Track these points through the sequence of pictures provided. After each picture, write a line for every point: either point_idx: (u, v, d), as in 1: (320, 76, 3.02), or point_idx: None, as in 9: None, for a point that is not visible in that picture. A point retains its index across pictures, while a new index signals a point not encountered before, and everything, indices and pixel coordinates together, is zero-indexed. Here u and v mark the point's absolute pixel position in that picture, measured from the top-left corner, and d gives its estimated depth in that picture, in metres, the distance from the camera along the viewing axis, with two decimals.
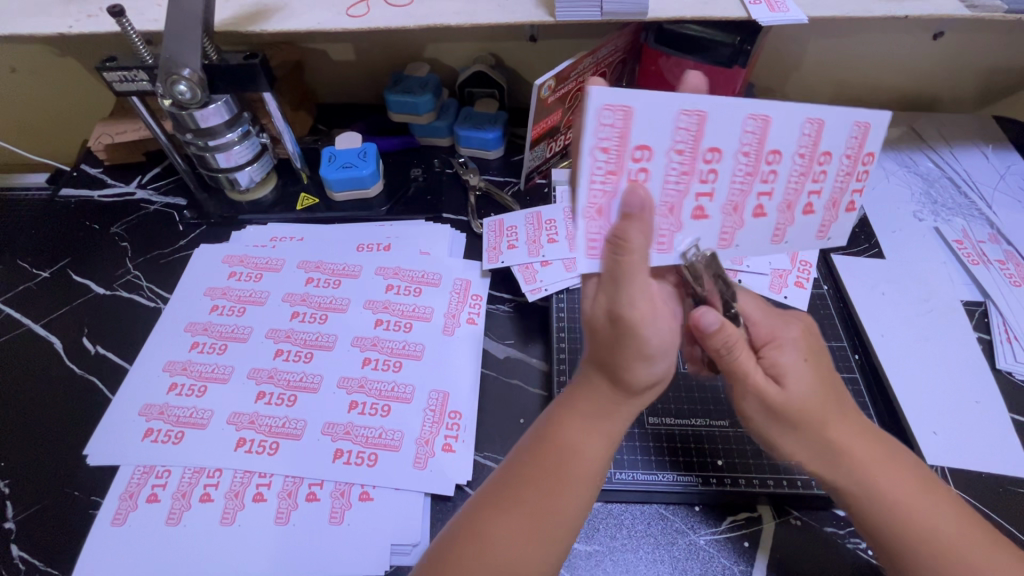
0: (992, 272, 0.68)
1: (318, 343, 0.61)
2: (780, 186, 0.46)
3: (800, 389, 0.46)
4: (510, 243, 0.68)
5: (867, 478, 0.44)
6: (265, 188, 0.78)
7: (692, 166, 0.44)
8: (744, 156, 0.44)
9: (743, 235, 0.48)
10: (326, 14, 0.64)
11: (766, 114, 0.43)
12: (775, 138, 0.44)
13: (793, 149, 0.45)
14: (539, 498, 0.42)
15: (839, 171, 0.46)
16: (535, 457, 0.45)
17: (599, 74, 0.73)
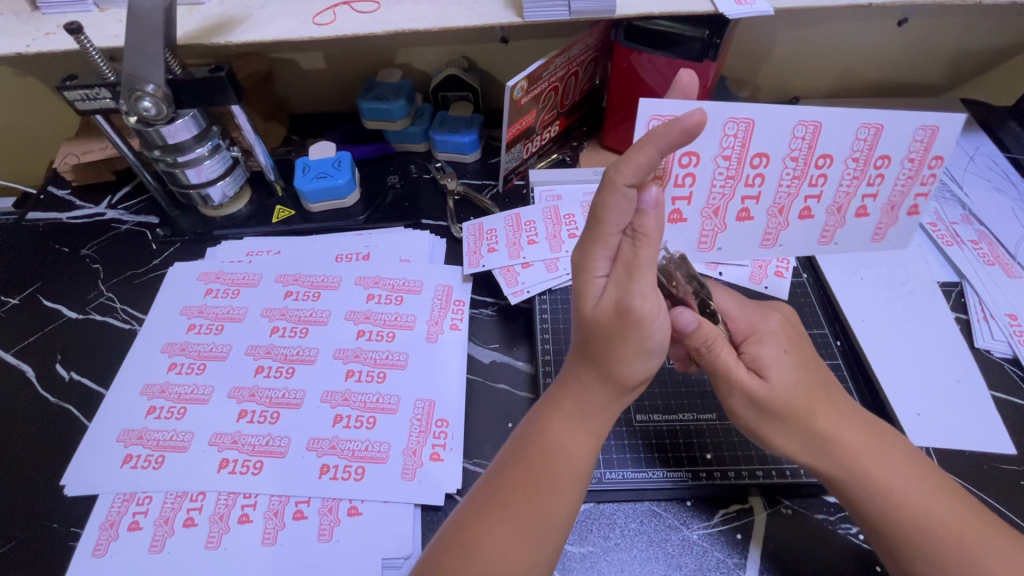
0: (966, 252, 0.69)
1: (300, 357, 0.60)
2: (829, 189, 0.51)
3: (784, 379, 0.46)
4: (490, 247, 0.67)
5: (859, 466, 0.44)
6: (239, 203, 0.77)
7: (739, 170, 0.49)
8: (791, 161, 0.49)
9: (787, 236, 0.54)
10: (292, 24, 0.63)
11: (815, 121, 0.47)
12: (823, 144, 0.48)
13: (842, 155, 0.49)
14: (529, 502, 0.41)
15: (899, 174, 0.49)
16: (521, 459, 0.43)
17: (571, 73, 0.73)
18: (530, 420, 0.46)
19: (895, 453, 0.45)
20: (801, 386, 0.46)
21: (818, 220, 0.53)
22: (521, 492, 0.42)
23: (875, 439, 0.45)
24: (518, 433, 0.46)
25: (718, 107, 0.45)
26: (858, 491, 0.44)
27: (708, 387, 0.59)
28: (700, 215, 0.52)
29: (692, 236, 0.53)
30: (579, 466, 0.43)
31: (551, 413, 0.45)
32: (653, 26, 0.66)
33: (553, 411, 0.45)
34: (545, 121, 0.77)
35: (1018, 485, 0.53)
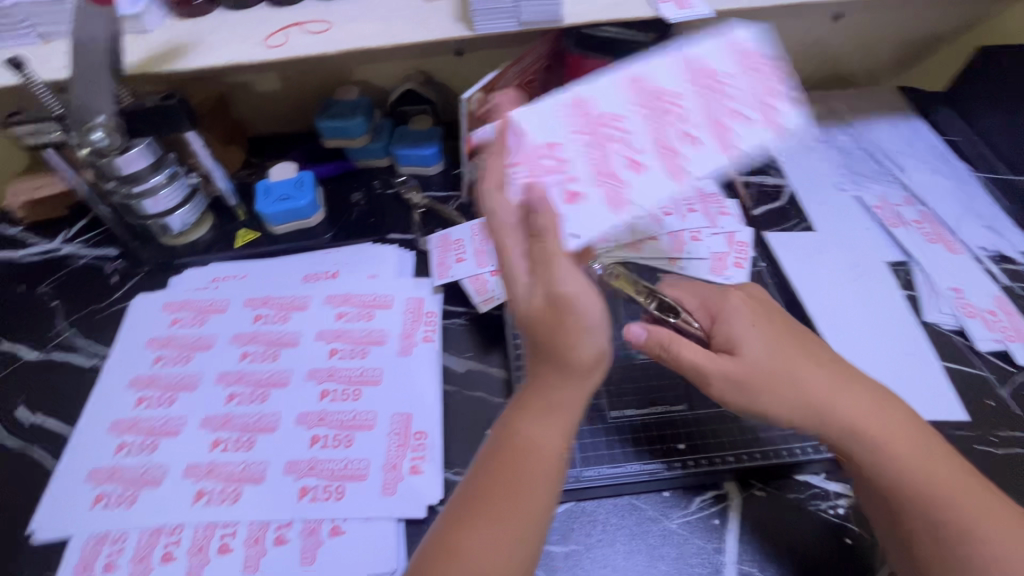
0: (910, 232, 0.73)
1: (272, 381, 0.59)
2: (692, 112, 0.54)
3: (758, 350, 0.48)
4: (457, 257, 0.68)
5: (854, 425, 0.45)
6: (201, 229, 0.76)
7: (600, 133, 0.53)
8: (642, 110, 0.54)
9: (690, 163, 0.51)
10: (242, 47, 0.63)
11: (635, 76, 0.55)
12: (656, 86, 0.55)
13: (682, 86, 0.55)
14: (506, 504, 0.42)
15: (742, 81, 0.55)
16: (496, 461, 0.44)
17: (525, 83, 0.74)
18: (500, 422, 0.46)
19: (890, 410, 0.46)
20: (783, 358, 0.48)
21: (708, 140, 0.52)
22: (498, 496, 0.42)
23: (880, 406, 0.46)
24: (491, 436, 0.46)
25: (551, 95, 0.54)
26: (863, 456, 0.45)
27: (678, 379, 0.60)
28: (592, 178, 0.51)
29: (600, 199, 0.50)
30: (553, 463, 0.44)
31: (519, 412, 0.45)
32: (599, 33, 0.69)
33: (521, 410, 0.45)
34: None
35: (974, 449, 0.56)
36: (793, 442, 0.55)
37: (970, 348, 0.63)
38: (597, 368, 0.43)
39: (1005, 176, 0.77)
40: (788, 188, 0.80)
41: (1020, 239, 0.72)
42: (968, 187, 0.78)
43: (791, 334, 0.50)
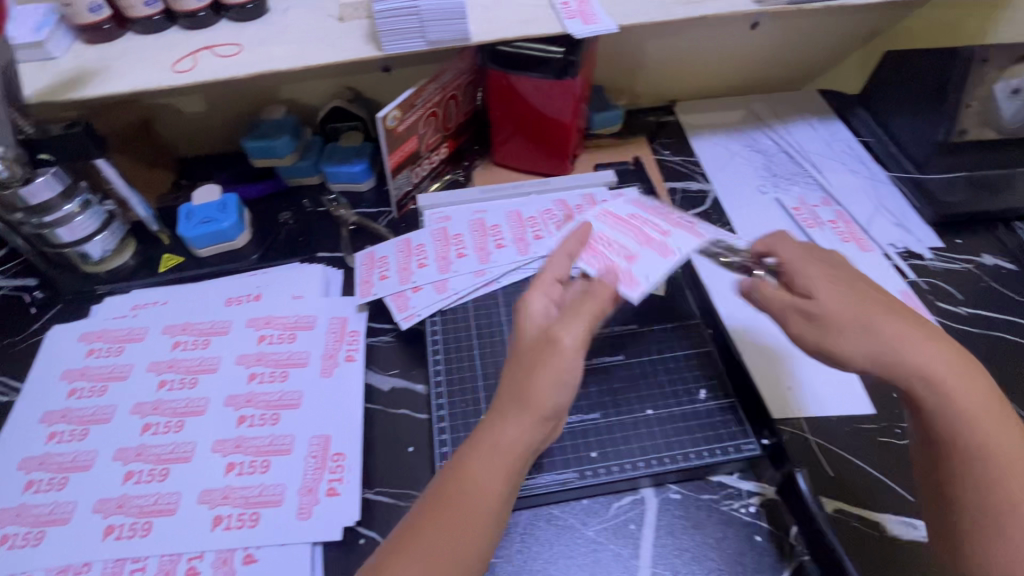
0: (826, 232, 0.76)
1: (189, 410, 0.58)
2: (528, 225, 0.71)
3: (833, 298, 0.47)
4: (382, 274, 0.68)
5: (937, 382, 0.43)
6: (123, 255, 0.74)
7: (454, 241, 0.70)
8: (483, 226, 0.71)
9: (534, 245, 0.69)
10: (150, 73, 0.63)
11: (473, 210, 0.73)
12: (489, 212, 0.73)
13: (511, 212, 0.73)
14: (440, 540, 0.40)
15: (552, 204, 0.73)
16: (438, 493, 0.42)
17: (448, 98, 0.75)
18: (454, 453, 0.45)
19: (975, 375, 0.43)
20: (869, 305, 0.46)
21: (546, 237, 0.69)
22: (432, 528, 0.41)
23: (958, 375, 0.43)
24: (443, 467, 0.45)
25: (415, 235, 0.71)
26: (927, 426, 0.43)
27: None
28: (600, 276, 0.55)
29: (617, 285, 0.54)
30: (493, 503, 0.42)
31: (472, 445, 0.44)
32: (513, 50, 0.70)
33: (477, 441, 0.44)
34: (431, 144, 0.78)
35: (878, 441, 0.58)
36: (702, 445, 0.56)
37: None
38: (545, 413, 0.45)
39: (914, 174, 0.80)
40: (712, 193, 0.82)
41: (928, 236, 0.75)
42: (881, 186, 0.81)
43: (863, 288, 0.48)
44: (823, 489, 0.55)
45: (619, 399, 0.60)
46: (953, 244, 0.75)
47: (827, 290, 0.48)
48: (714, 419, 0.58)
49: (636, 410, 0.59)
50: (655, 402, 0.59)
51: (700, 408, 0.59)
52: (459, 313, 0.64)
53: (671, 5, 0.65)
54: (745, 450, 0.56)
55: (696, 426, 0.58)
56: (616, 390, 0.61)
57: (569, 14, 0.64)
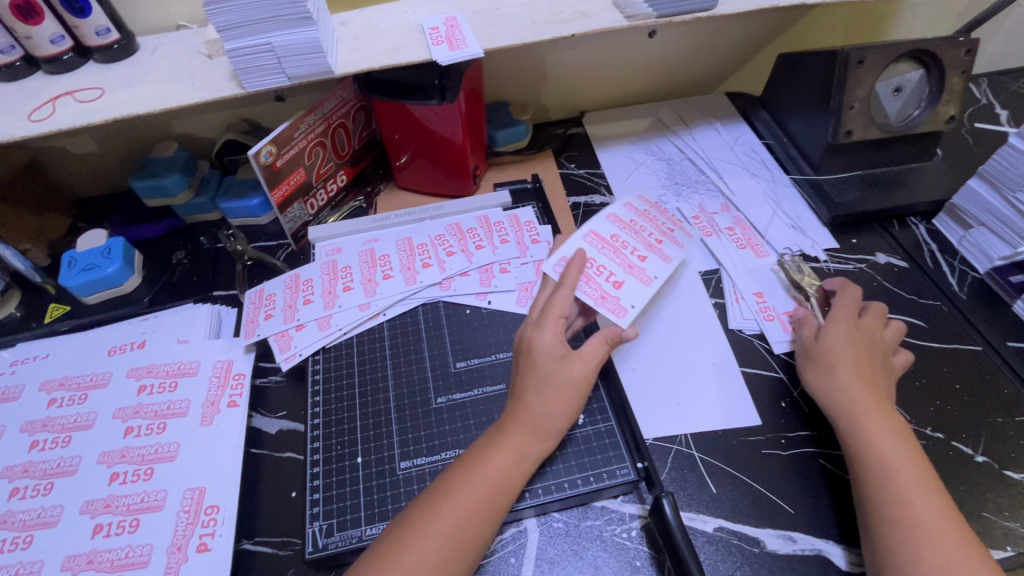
0: (723, 240, 0.76)
1: (60, 470, 0.57)
2: (421, 255, 0.70)
3: (835, 336, 0.58)
4: (267, 313, 0.67)
5: (862, 417, 0.53)
6: (9, 306, 0.73)
7: (342, 275, 0.69)
8: (373, 257, 0.70)
9: (421, 275, 0.68)
10: (6, 124, 0.61)
11: (365, 240, 0.73)
12: (380, 244, 0.72)
13: (405, 241, 0.72)
14: (460, 521, 0.46)
15: (450, 232, 0.73)
16: (456, 478, 0.49)
17: (334, 127, 0.74)
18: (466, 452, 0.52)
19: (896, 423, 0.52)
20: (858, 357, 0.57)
21: (437, 267, 0.69)
22: (452, 507, 0.47)
23: (878, 401, 0.54)
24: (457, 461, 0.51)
25: (306, 268, 0.70)
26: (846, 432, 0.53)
27: (471, 419, 0.57)
28: (594, 303, 0.59)
29: (611, 316, 0.59)
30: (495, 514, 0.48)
31: (490, 444, 0.51)
32: (385, 78, 0.70)
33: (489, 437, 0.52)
34: (324, 173, 0.77)
35: (761, 453, 0.58)
36: (577, 472, 0.55)
37: (768, 350, 0.65)
38: (551, 435, 0.52)
39: (812, 176, 0.80)
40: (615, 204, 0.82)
41: (823, 238, 0.76)
42: (781, 188, 0.82)
43: (862, 335, 0.58)
44: (707, 508, 0.55)
45: None
46: (848, 244, 0.75)
47: (833, 334, 0.58)
48: (592, 444, 0.57)
49: None
50: None
51: (579, 434, 0.57)
52: (342, 350, 0.63)
53: (539, 26, 0.65)
54: (620, 475, 0.55)
55: (574, 453, 0.56)
56: None
57: (437, 39, 0.63)
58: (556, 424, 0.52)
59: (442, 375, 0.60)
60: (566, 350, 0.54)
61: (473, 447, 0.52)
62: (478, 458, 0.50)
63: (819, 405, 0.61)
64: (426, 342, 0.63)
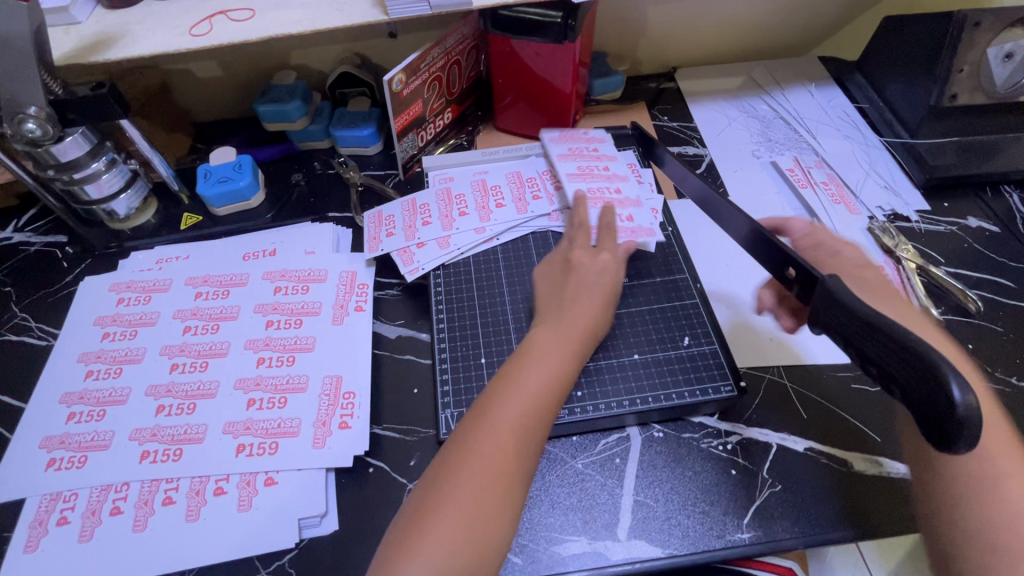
0: (818, 194, 0.78)
1: (212, 352, 0.64)
2: (525, 191, 0.75)
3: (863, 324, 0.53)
4: (389, 231, 0.72)
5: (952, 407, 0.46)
6: (147, 213, 0.79)
7: (454, 202, 0.74)
8: (482, 190, 0.75)
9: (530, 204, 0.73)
10: (169, 37, 0.66)
11: (475, 172, 0.78)
12: (490, 178, 0.77)
13: (508, 180, 0.76)
14: (551, 366, 0.51)
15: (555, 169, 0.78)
16: (523, 365, 0.51)
17: (452, 62, 0.78)
18: (527, 343, 0.53)
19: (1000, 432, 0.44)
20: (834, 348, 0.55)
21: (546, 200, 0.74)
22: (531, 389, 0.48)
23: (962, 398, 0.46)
24: (518, 350, 0.53)
25: (421, 193, 0.75)
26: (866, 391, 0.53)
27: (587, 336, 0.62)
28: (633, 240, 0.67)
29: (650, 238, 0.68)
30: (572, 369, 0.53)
31: (550, 337, 0.53)
32: (513, 13, 0.71)
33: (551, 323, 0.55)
34: (435, 108, 0.81)
35: (850, 388, 0.62)
36: (683, 386, 0.59)
37: None
38: (599, 332, 0.57)
39: (907, 139, 0.81)
40: (707, 156, 0.85)
41: (915, 199, 0.78)
42: (874, 150, 0.83)
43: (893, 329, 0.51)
44: (798, 431, 0.59)
45: (606, 342, 0.62)
46: (940, 208, 0.77)
47: None
48: (697, 363, 0.60)
49: (624, 353, 0.61)
50: (640, 346, 0.62)
51: (684, 353, 0.61)
52: (460, 268, 0.69)
53: None
54: (723, 391, 0.58)
55: (679, 369, 0.60)
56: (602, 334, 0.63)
57: None
58: (604, 324, 0.57)
59: None
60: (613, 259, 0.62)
61: (534, 339, 0.54)
62: (544, 347, 0.52)
63: None
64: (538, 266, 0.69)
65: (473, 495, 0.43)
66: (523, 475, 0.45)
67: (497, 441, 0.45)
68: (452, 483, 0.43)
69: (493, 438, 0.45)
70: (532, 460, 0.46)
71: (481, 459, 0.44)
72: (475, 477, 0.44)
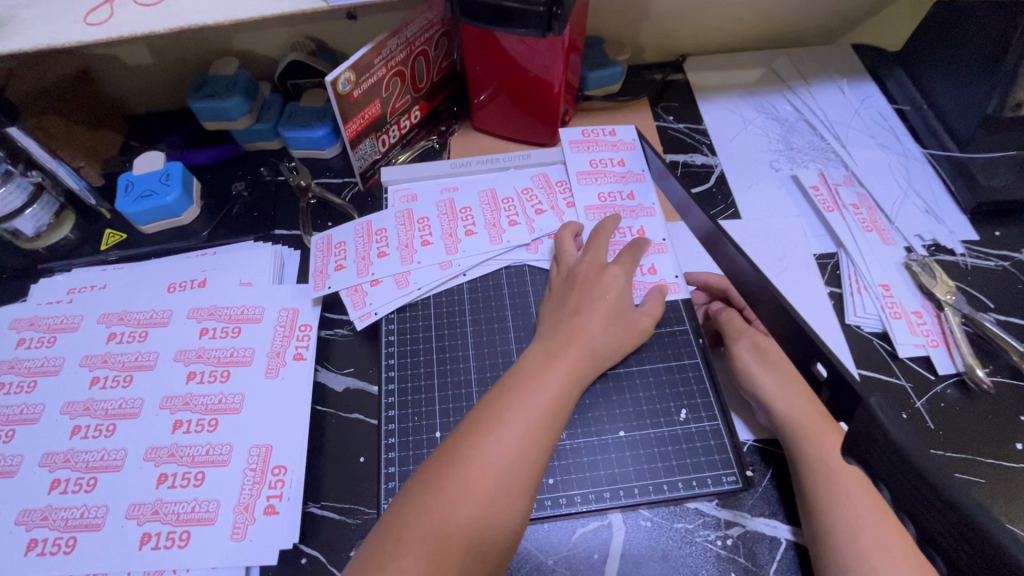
0: (846, 217, 0.66)
1: (122, 411, 0.54)
2: (500, 217, 0.64)
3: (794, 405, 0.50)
4: (338, 263, 0.61)
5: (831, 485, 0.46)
6: (64, 228, 0.69)
7: (416, 227, 0.63)
8: (446, 213, 0.64)
9: (506, 233, 0.62)
10: (60, 26, 0.54)
11: (445, 191, 0.66)
12: (459, 200, 0.65)
13: (479, 202, 0.65)
14: (551, 389, 0.45)
15: (540, 188, 0.67)
16: (524, 382, 0.45)
17: (416, 54, 0.66)
18: (516, 367, 0.47)
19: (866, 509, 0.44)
20: (794, 411, 0.49)
21: (524, 226, 0.63)
22: (514, 422, 0.42)
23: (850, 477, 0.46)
24: (508, 373, 0.47)
25: (379, 215, 0.64)
26: (805, 446, 0.48)
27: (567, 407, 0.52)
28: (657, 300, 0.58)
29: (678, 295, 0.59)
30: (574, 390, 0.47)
31: (541, 364, 0.47)
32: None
33: (555, 338, 0.49)
34: (399, 108, 0.69)
35: None
36: (678, 474, 0.50)
37: (890, 354, 0.58)
38: (605, 351, 0.51)
39: (954, 153, 0.69)
40: (718, 167, 0.73)
41: (961, 227, 0.66)
42: (912, 163, 0.71)
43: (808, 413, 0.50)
44: None
45: (586, 414, 0.52)
46: (990, 238, 0.65)
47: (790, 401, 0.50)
48: (695, 445, 0.51)
49: (607, 430, 0.52)
50: (627, 422, 0.52)
51: (680, 432, 0.51)
52: (418, 312, 0.59)
53: None
54: (725, 482, 0.49)
55: (674, 452, 0.51)
56: (582, 403, 0.53)
57: None
58: (608, 351, 0.51)
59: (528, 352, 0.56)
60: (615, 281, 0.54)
61: (524, 363, 0.47)
62: (532, 373, 0.46)
63: (949, 422, 0.54)
64: (510, 310, 0.59)
65: (433, 542, 0.37)
66: (510, 503, 0.40)
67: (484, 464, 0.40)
68: (409, 526, 0.37)
69: (482, 460, 0.40)
70: (519, 487, 0.40)
71: (447, 501, 0.38)
72: (438, 521, 0.38)
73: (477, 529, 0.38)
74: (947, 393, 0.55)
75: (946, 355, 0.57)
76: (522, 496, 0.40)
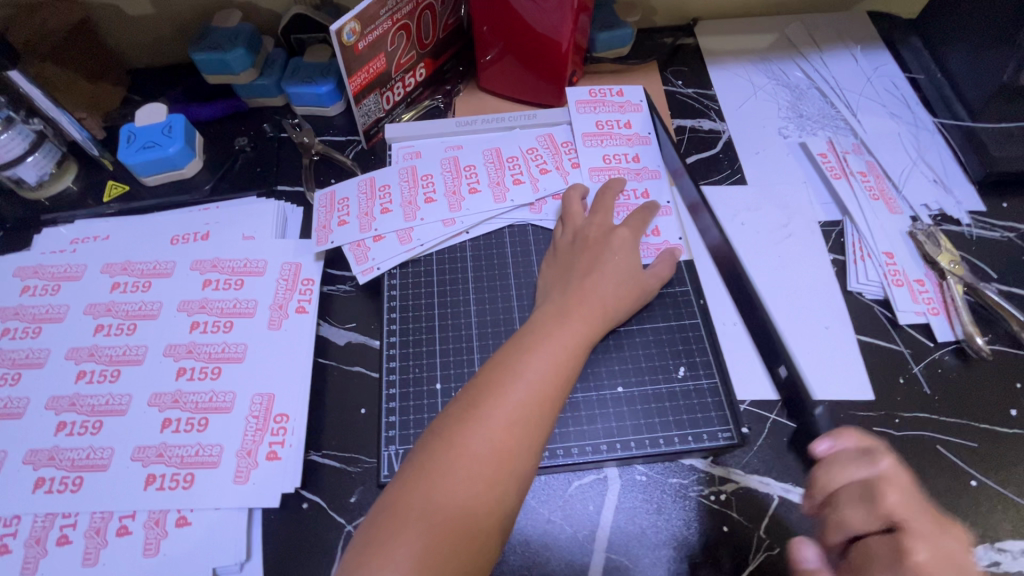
0: (853, 184, 0.66)
1: (126, 358, 0.54)
2: (504, 175, 0.64)
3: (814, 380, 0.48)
4: (341, 219, 0.61)
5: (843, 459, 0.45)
6: (66, 179, 0.68)
7: (419, 184, 0.63)
8: (450, 172, 0.64)
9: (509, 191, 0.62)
10: None
11: (450, 151, 0.66)
12: (463, 159, 0.65)
13: (483, 160, 0.65)
14: (565, 344, 0.45)
15: (545, 147, 0.66)
16: (540, 338, 0.45)
17: (421, 7, 0.64)
18: (527, 326, 0.47)
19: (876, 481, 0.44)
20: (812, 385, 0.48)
21: (528, 185, 0.63)
22: (529, 377, 0.42)
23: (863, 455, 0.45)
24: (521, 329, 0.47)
25: (383, 172, 0.64)
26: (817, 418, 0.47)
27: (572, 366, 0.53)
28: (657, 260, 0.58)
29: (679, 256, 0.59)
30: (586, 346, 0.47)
31: (554, 323, 0.47)
32: None
33: (564, 297, 0.49)
34: (404, 64, 0.68)
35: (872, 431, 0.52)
36: (675, 429, 0.50)
37: (890, 321, 0.58)
38: (613, 309, 0.51)
39: (966, 123, 0.68)
40: (725, 133, 0.72)
41: (969, 197, 0.65)
42: (923, 133, 0.70)
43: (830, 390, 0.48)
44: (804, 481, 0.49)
45: (586, 369, 0.53)
46: (997, 208, 0.65)
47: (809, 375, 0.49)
48: (692, 401, 0.52)
49: (606, 386, 0.52)
50: (626, 377, 0.53)
51: (678, 388, 0.52)
52: (421, 269, 0.59)
53: None
54: (720, 438, 0.50)
55: (671, 408, 0.51)
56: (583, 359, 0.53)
57: None
58: (614, 313, 0.51)
59: (529, 310, 0.56)
60: (622, 243, 0.54)
61: (534, 320, 0.48)
62: (545, 332, 0.46)
63: (943, 386, 0.54)
64: (513, 268, 0.59)
65: (453, 492, 0.38)
66: (527, 455, 0.40)
67: (501, 416, 0.40)
68: (429, 475, 0.38)
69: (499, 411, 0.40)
70: (536, 438, 0.41)
71: (470, 458, 0.39)
72: (458, 473, 0.38)
73: (499, 483, 0.39)
74: (945, 359, 0.56)
75: (946, 323, 0.57)
76: (539, 450, 0.41)
